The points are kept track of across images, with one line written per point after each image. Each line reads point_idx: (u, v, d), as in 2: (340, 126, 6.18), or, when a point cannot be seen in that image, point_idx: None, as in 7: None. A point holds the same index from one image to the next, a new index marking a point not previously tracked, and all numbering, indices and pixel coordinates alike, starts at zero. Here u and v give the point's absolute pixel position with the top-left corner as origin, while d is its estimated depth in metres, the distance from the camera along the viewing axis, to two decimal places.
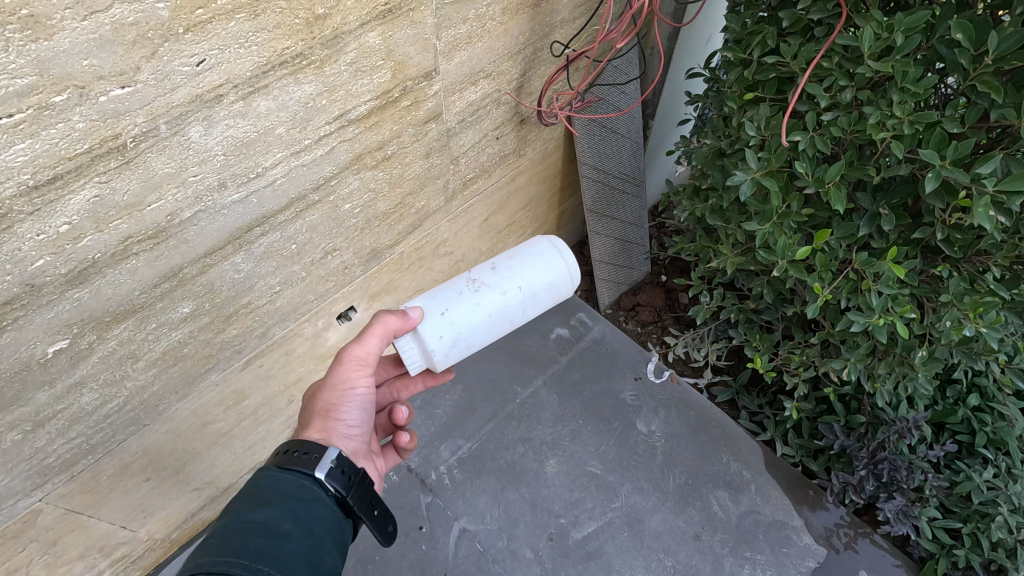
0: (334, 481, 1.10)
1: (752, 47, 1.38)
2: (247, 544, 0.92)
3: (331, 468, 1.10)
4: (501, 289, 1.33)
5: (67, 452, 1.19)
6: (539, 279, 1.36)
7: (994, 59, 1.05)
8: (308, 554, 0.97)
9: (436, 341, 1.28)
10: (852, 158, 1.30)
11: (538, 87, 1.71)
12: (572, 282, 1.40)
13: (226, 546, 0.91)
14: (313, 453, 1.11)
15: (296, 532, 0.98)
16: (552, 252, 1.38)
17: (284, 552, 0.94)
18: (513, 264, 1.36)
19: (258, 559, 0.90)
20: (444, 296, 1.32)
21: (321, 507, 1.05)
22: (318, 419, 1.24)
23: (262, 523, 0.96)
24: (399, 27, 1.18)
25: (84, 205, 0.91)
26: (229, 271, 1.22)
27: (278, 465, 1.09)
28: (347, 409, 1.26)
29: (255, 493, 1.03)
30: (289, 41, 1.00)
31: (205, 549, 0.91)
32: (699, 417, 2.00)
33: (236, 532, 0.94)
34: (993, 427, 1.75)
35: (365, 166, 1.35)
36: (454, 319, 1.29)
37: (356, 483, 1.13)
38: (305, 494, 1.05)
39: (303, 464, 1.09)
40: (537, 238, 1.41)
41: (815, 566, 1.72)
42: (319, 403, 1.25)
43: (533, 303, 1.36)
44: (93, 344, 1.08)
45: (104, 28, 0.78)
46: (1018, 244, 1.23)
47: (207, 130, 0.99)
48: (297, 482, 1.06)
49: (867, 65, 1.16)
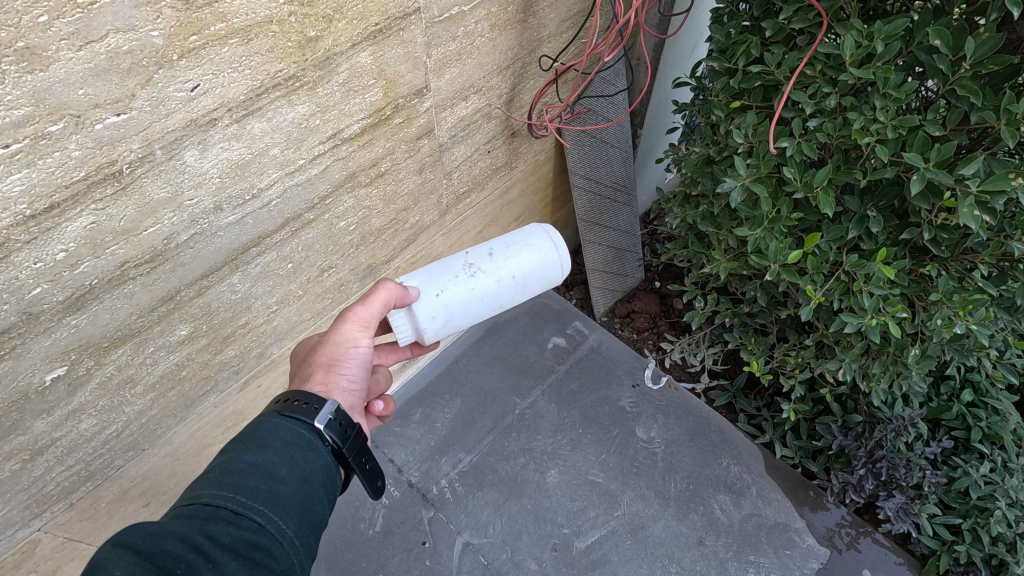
0: (331, 432, 1.03)
1: (738, 57, 1.41)
2: (242, 483, 0.90)
3: (331, 420, 1.04)
4: (496, 277, 1.34)
5: (66, 480, 1.18)
6: (532, 268, 1.37)
7: (972, 64, 1.08)
8: (301, 499, 0.94)
9: (428, 320, 1.29)
10: (839, 162, 1.32)
11: (528, 101, 1.73)
12: (563, 271, 1.41)
13: (224, 483, 0.90)
14: (313, 404, 1.05)
15: (292, 476, 0.95)
16: (553, 246, 1.38)
17: (277, 495, 0.91)
18: (510, 250, 1.36)
19: (252, 498, 0.89)
20: (440, 276, 1.31)
21: (318, 458, 1.00)
22: (321, 373, 1.15)
23: (259, 465, 0.93)
24: (390, 46, 1.20)
25: (80, 232, 0.91)
26: (226, 292, 1.22)
27: (277, 413, 1.03)
28: (351, 365, 1.18)
29: (255, 436, 0.99)
30: (282, 63, 1.01)
31: (205, 481, 0.90)
32: (699, 422, 2.01)
33: (232, 471, 0.92)
34: (988, 422, 1.78)
35: (359, 183, 1.36)
36: (447, 301, 1.30)
37: (353, 437, 1.07)
38: (304, 442, 1.00)
39: (301, 414, 1.03)
40: (530, 226, 1.42)
41: (819, 567, 1.72)
42: (321, 357, 1.16)
43: (522, 292, 1.38)
44: (91, 369, 1.07)
45: (99, 58, 0.79)
46: (1004, 243, 1.25)
47: (202, 153, 1.00)
48: (295, 430, 1.01)
49: (850, 72, 1.19)
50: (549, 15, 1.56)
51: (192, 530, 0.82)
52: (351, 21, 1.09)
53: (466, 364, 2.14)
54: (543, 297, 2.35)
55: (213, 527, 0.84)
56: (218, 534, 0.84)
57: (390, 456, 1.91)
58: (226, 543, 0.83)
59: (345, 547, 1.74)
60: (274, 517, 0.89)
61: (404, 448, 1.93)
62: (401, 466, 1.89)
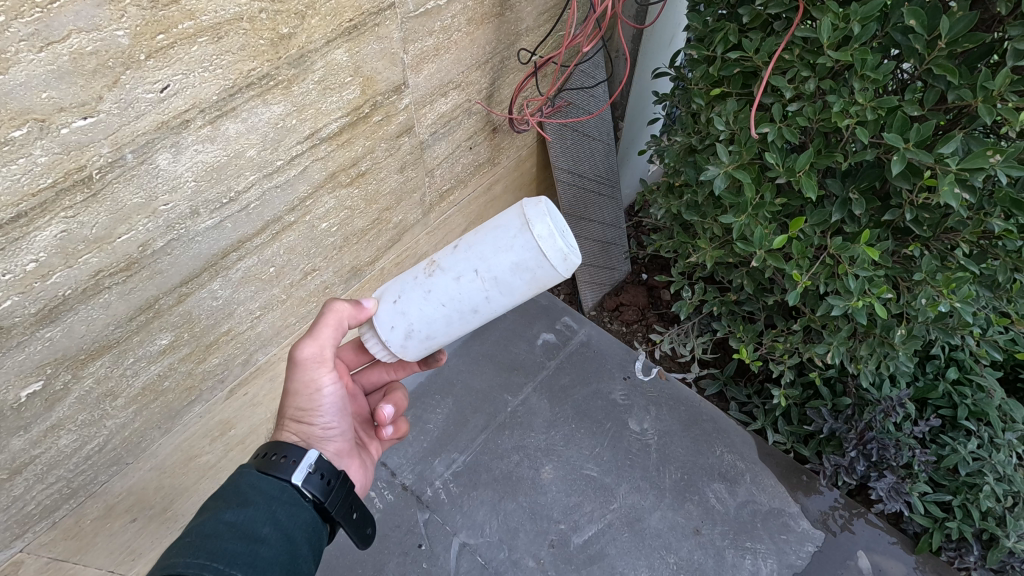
0: (312, 486, 1.04)
1: (716, 44, 1.40)
2: (220, 546, 0.86)
3: (311, 472, 1.05)
4: (455, 275, 1.06)
5: (46, 499, 1.15)
6: (498, 260, 1.02)
7: (948, 43, 1.09)
8: (284, 561, 0.91)
9: (388, 331, 1.13)
10: (820, 146, 1.32)
11: (507, 95, 1.71)
12: (542, 258, 0.98)
13: (199, 548, 0.85)
14: (291, 457, 1.05)
15: (274, 536, 0.93)
16: (520, 228, 1.00)
17: (258, 557, 0.88)
18: (475, 241, 1.06)
19: (230, 564, 0.84)
20: (403, 281, 1.14)
21: (301, 512, 1.00)
22: (290, 423, 1.17)
23: (239, 525, 0.91)
24: (366, 43, 1.18)
25: (51, 242, 0.89)
26: (207, 298, 1.20)
27: (257, 469, 1.03)
28: (319, 411, 1.18)
29: (235, 493, 0.98)
30: (255, 62, 0.99)
31: (179, 547, 0.85)
32: (690, 412, 2.02)
33: (209, 533, 0.88)
34: (974, 400, 1.81)
35: (339, 183, 1.34)
36: (406, 308, 1.11)
37: (336, 488, 1.08)
38: (287, 497, 1.00)
39: (280, 470, 1.03)
40: (513, 205, 1.05)
41: (814, 551, 1.73)
42: (289, 408, 1.17)
43: (491, 280, 1.03)
44: (69, 384, 1.04)
45: (62, 59, 0.77)
46: (984, 220, 1.26)
47: (175, 156, 0.97)
48: (276, 486, 1.01)
49: (828, 55, 1.19)
50: (526, 8, 1.56)
51: None
52: (324, 17, 1.07)
53: (455, 363, 2.12)
54: (531, 295, 2.33)
55: None
56: None
57: (383, 460, 1.89)
58: None
59: (339, 554, 1.72)
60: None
61: (396, 451, 1.91)
62: (394, 469, 1.87)
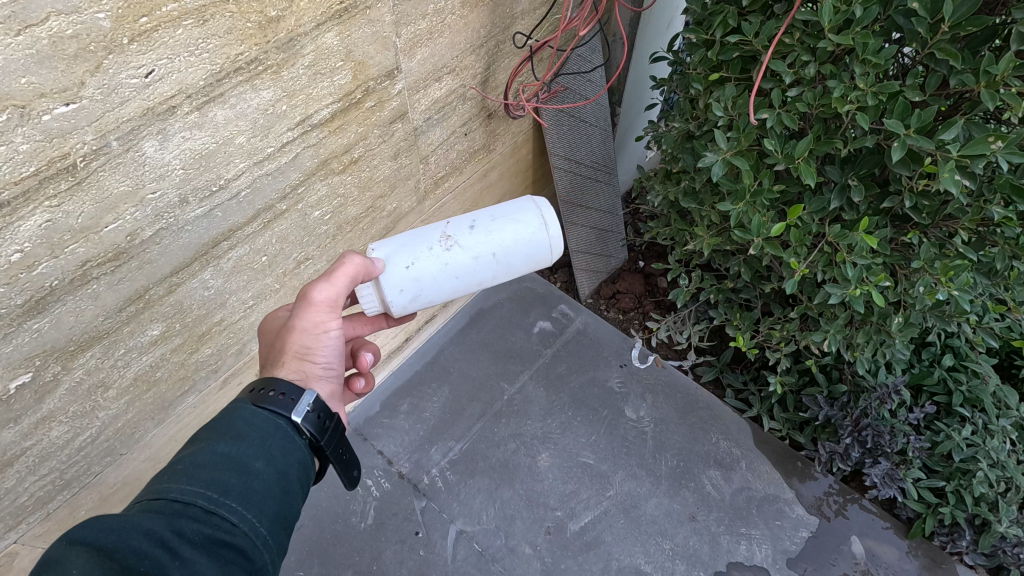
0: (309, 425, 1.01)
1: (715, 28, 1.37)
2: (214, 475, 0.85)
3: (309, 411, 1.01)
4: (475, 254, 1.19)
5: (40, 491, 1.14)
6: (517, 248, 1.21)
7: (951, 26, 1.07)
8: (277, 495, 0.90)
9: (397, 294, 1.18)
10: (819, 133, 1.30)
11: (503, 80, 1.68)
12: (550, 252, 1.24)
13: (194, 477, 0.84)
14: (289, 394, 1.01)
15: (268, 470, 0.91)
16: (539, 226, 1.21)
17: (251, 489, 0.87)
18: (494, 224, 1.20)
19: (224, 495, 0.84)
20: (413, 246, 1.19)
21: (296, 449, 0.97)
22: (292, 360, 1.10)
23: (234, 457, 0.89)
24: (356, 26, 1.15)
25: (35, 231, 0.87)
26: (198, 288, 1.18)
27: (252, 403, 0.98)
28: (324, 351, 1.14)
29: (230, 424, 0.95)
30: (243, 45, 0.97)
31: (175, 475, 0.85)
32: (687, 399, 2.02)
33: (204, 462, 0.87)
34: (969, 386, 1.81)
35: (332, 171, 1.32)
36: (419, 274, 1.18)
37: (331, 429, 1.05)
38: (282, 432, 0.97)
39: (278, 405, 1.00)
40: (526, 200, 1.24)
41: (809, 536, 1.74)
42: (291, 345, 1.10)
43: (505, 262, 1.21)
44: (59, 375, 1.03)
45: (41, 43, 0.74)
46: (983, 208, 1.25)
47: (162, 144, 0.95)
48: (271, 420, 0.98)
49: (829, 39, 1.16)
50: None
51: (158, 526, 0.76)
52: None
53: (451, 352, 2.11)
54: (527, 283, 2.32)
55: (181, 524, 0.78)
56: (185, 531, 0.78)
57: (380, 448, 1.90)
58: (195, 541, 0.78)
59: (337, 542, 1.72)
60: (249, 515, 0.84)
61: (392, 439, 1.91)
62: (391, 458, 1.87)
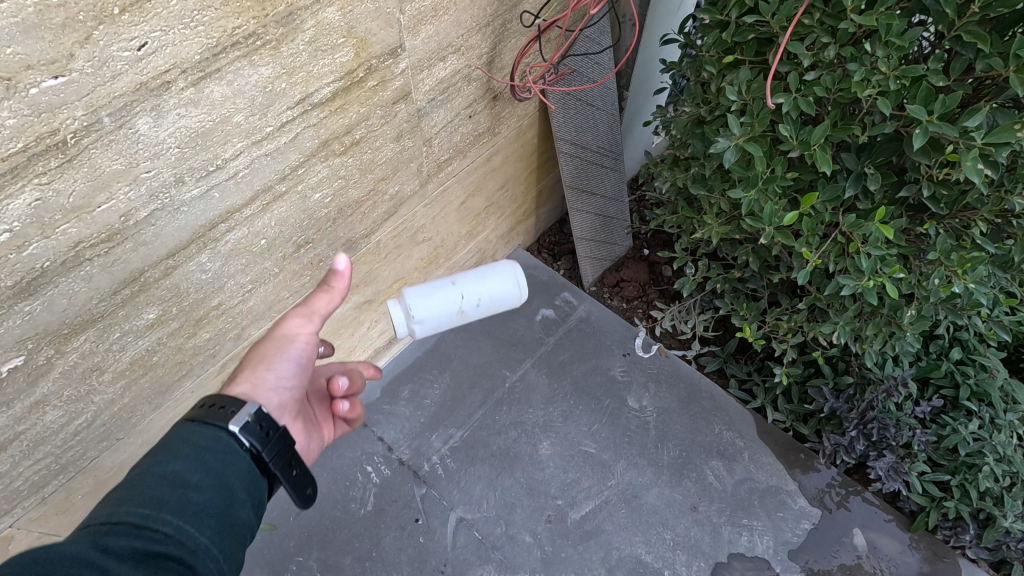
0: (250, 436, 0.97)
1: (730, 8, 1.32)
2: (147, 494, 0.82)
3: (250, 422, 0.97)
4: None
5: (35, 475, 1.13)
6: None
7: (980, 8, 1.03)
8: (218, 506, 0.86)
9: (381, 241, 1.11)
10: (836, 119, 1.26)
11: (509, 61, 1.64)
12: None
13: (125, 501, 0.81)
14: (230, 407, 0.99)
15: (206, 482, 0.88)
16: None
17: (188, 502, 0.84)
18: None
19: (158, 509, 0.81)
20: None
21: (238, 463, 0.94)
22: (247, 371, 1.12)
23: (168, 475, 0.86)
24: (359, 1, 1.11)
25: (25, 210, 0.84)
26: (196, 271, 1.15)
27: (192, 420, 0.97)
28: (281, 362, 1.15)
29: (167, 446, 0.92)
30: (240, 19, 0.93)
31: (105, 500, 0.82)
32: (690, 389, 2.00)
33: (135, 486, 0.84)
34: (977, 379, 1.78)
35: (333, 152, 1.28)
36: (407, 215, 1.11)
37: (277, 440, 1.00)
38: (222, 447, 0.94)
39: (217, 420, 0.96)
40: None
41: (810, 528, 1.73)
42: (257, 353, 1.14)
43: None
44: (52, 359, 1.01)
45: (27, 11, 0.71)
46: (1004, 198, 1.21)
47: (156, 121, 0.91)
48: (212, 437, 0.95)
49: (851, 20, 1.12)
50: None
51: (84, 547, 0.73)
52: None
53: (453, 339, 2.09)
54: (530, 270, 2.29)
55: (111, 540, 0.75)
56: (114, 546, 0.75)
57: (380, 434, 1.88)
58: (127, 556, 0.74)
59: (336, 528, 1.72)
60: (186, 527, 0.81)
61: (393, 426, 1.89)
62: (391, 444, 1.86)
